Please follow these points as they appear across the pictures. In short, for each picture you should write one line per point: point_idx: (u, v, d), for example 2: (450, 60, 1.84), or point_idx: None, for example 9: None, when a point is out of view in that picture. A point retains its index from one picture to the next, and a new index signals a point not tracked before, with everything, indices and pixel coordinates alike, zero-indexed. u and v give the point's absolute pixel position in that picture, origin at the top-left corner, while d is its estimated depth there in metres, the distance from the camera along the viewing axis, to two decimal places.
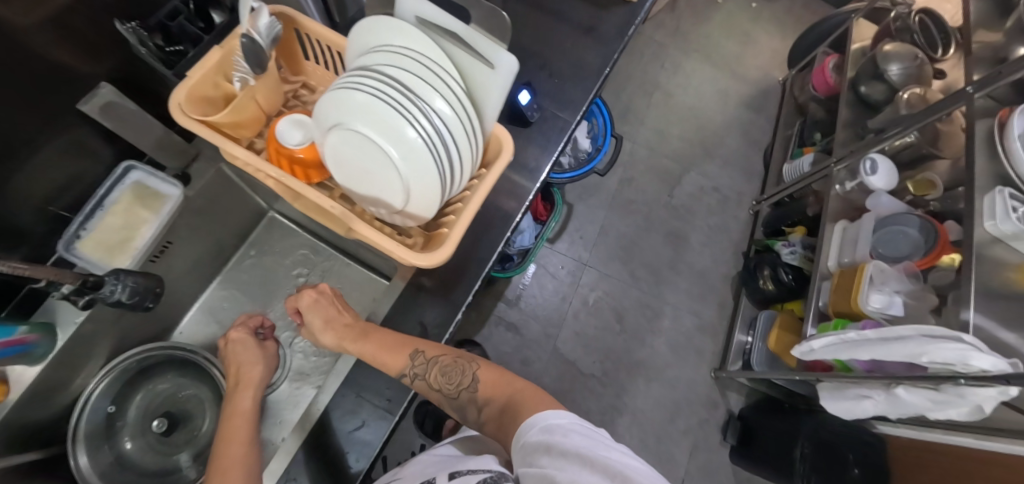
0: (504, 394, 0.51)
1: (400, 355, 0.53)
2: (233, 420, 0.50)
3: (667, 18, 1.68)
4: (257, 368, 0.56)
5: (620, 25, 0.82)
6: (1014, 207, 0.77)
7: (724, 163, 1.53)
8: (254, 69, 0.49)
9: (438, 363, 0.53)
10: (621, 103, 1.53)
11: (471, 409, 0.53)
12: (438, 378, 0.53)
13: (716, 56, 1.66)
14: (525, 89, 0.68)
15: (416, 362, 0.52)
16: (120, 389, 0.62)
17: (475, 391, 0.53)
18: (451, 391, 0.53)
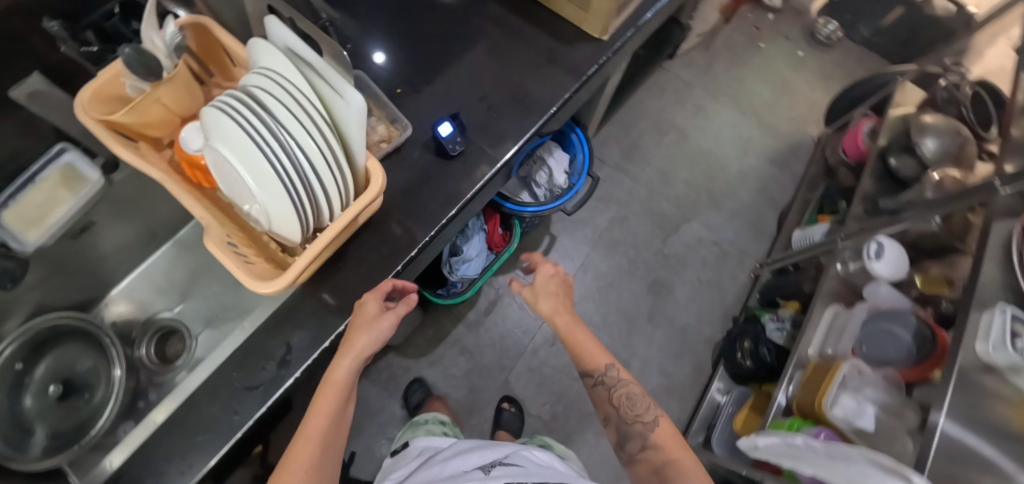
0: (672, 449, 0.61)
1: (601, 360, 0.68)
2: (327, 386, 0.56)
3: (700, 56, 1.58)
4: (362, 341, 0.56)
5: (580, 65, 0.78)
6: (1015, 333, 0.64)
7: (730, 217, 1.41)
8: (146, 76, 0.51)
9: (626, 390, 0.67)
10: (629, 138, 1.46)
11: (633, 443, 0.64)
12: (621, 401, 0.67)
13: (746, 102, 1.55)
14: (446, 121, 0.68)
15: (609, 378, 0.68)
16: (34, 349, 0.69)
17: (648, 430, 0.64)
18: (629, 416, 0.66)
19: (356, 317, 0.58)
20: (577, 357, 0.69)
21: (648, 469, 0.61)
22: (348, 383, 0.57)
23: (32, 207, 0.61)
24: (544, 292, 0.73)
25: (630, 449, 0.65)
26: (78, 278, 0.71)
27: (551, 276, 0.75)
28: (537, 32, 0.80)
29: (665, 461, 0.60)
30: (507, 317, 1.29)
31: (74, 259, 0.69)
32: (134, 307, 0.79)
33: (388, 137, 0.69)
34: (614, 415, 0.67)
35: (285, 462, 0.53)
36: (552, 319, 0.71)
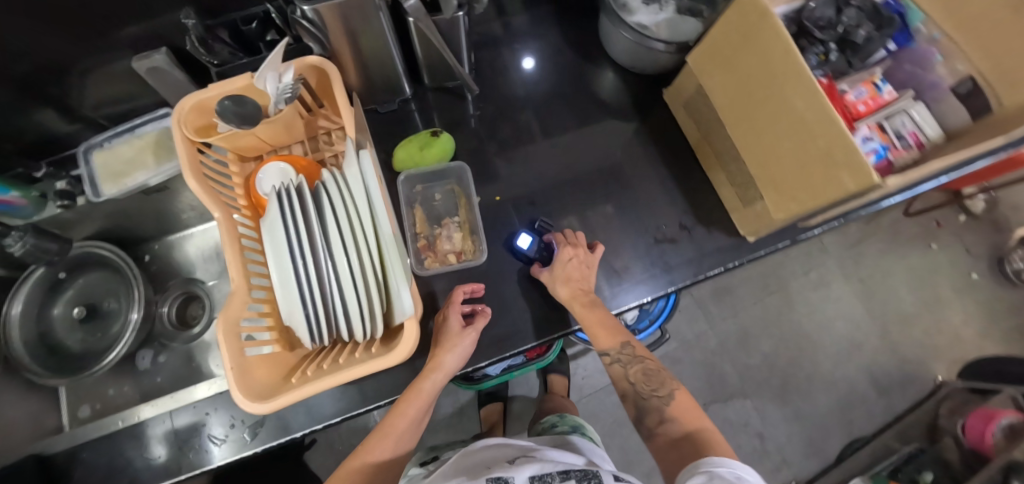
0: (693, 420, 0.54)
1: (617, 338, 0.59)
2: (412, 395, 0.53)
3: (855, 225, 1.35)
4: (449, 361, 0.54)
5: (704, 253, 0.66)
6: None
7: (791, 417, 1.23)
8: (241, 124, 0.47)
9: (642, 364, 0.60)
10: (728, 278, 1.29)
11: (651, 416, 0.56)
12: (637, 375, 0.59)
13: (880, 302, 1.30)
14: (525, 233, 0.63)
15: (624, 354, 0.60)
16: (78, 264, 0.72)
17: (665, 404, 0.56)
18: (645, 389, 0.58)
19: (440, 338, 0.56)
20: (590, 336, 0.58)
21: (665, 444, 0.53)
22: (430, 397, 0.54)
23: (121, 162, 0.63)
24: (563, 276, 0.58)
25: (647, 424, 0.56)
26: (142, 222, 0.73)
27: (574, 258, 0.60)
28: (677, 197, 0.68)
29: (685, 434, 0.53)
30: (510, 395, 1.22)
31: (143, 209, 0.70)
32: (176, 259, 0.80)
33: (460, 250, 0.63)
34: (630, 393, 0.59)
35: (362, 454, 0.52)
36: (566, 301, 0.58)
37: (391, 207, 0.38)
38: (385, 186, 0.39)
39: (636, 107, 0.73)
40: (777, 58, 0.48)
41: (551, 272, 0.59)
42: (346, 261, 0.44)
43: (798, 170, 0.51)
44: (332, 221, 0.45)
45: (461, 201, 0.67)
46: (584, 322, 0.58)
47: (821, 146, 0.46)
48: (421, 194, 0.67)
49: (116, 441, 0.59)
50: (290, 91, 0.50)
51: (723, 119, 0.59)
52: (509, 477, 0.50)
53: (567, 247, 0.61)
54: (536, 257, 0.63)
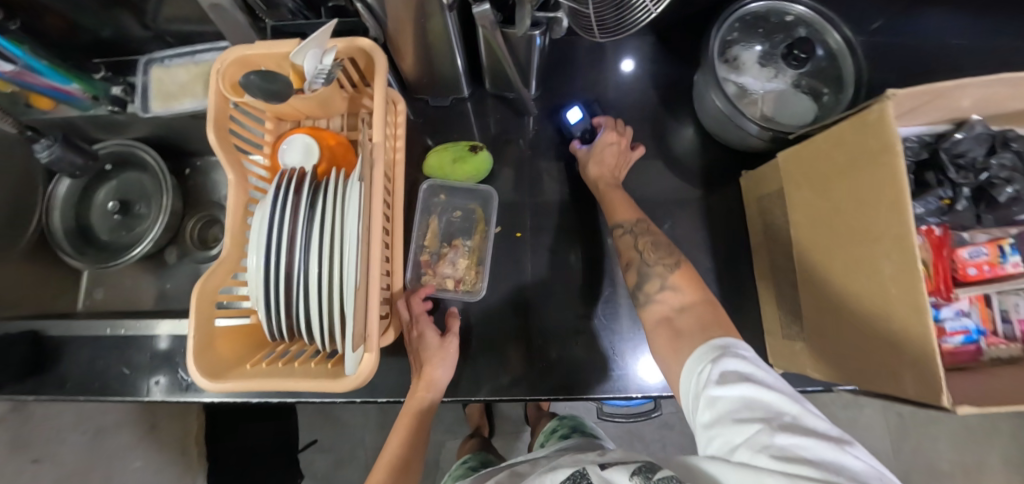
0: (696, 291, 0.48)
1: (629, 209, 0.57)
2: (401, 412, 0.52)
3: None
4: (439, 373, 0.53)
5: None
6: None
7: None
8: (269, 97, 0.45)
9: (653, 236, 0.55)
10: None
11: (651, 283, 0.51)
12: (646, 245, 0.54)
13: (913, 447, 1.15)
14: (573, 108, 0.64)
15: (638, 227, 0.56)
16: (124, 161, 0.75)
17: (666, 274, 0.51)
18: (651, 257, 0.52)
19: (417, 354, 0.55)
20: (605, 209, 0.58)
21: (667, 335, 0.45)
22: (421, 413, 0.53)
23: (173, 84, 0.63)
24: (596, 155, 0.60)
25: (645, 289, 0.51)
26: (187, 139, 0.74)
27: (613, 136, 0.61)
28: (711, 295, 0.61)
29: (686, 304, 0.47)
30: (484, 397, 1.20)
31: (190, 130, 0.71)
32: (212, 180, 0.81)
33: (462, 281, 0.62)
34: (636, 260, 0.53)
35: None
36: (594, 179, 0.60)
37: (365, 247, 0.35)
38: (364, 218, 0.36)
39: (704, 179, 0.64)
40: (881, 205, 0.39)
41: (586, 150, 0.61)
42: (319, 277, 0.42)
43: (853, 340, 0.43)
44: (321, 230, 0.43)
45: (476, 224, 0.65)
46: (604, 200, 0.59)
47: (893, 330, 0.38)
48: (442, 203, 0.66)
49: (103, 343, 0.62)
50: (327, 74, 0.47)
51: (793, 239, 0.51)
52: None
53: (605, 129, 0.61)
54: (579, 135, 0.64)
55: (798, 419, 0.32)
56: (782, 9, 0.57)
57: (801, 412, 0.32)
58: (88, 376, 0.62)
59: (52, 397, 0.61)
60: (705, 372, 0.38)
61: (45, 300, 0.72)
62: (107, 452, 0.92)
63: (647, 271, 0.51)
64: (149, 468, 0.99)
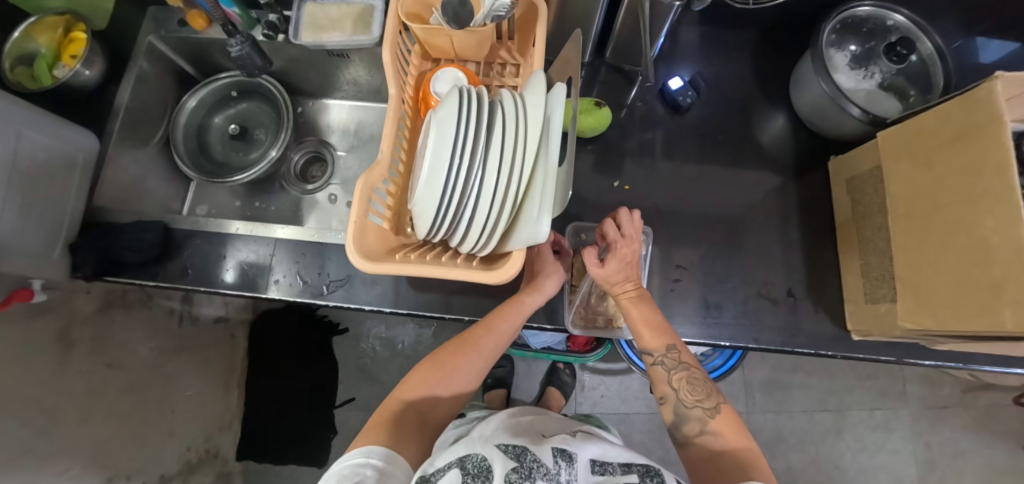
0: (735, 438, 0.52)
1: (662, 338, 0.55)
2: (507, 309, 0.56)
3: (950, 388, 1.19)
4: (547, 286, 0.58)
5: (797, 325, 0.63)
6: None
7: None
8: (449, 23, 0.53)
9: (686, 371, 0.56)
10: (786, 375, 1.20)
11: (690, 425, 0.54)
12: (680, 383, 0.56)
13: (938, 477, 1.15)
14: (676, 77, 0.70)
15: (668, 357, 0.56)
16: (246, 89, 0.82)
17: (707, 416, 0.54)
18: (689, 399, 0.55)
19: (535, 265, 0.61)
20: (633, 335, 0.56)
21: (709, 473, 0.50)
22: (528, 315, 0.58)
23: (325, 19, 0.70)
24: (612, 277, 0.55)
25: (685, 431, 0.55)
26: (313, 78, 0.81)
27: (623, 256, 0.55)
28: (795, 263, 0.66)
29: (726, 452, 0.51)
30: (515, 376, 1.17)
31: (321, 66, 0.78)
32: (321, 121, 0.87)
33: (585, 316, 0.66)
34: (671, 398, 0.56)
35: (473, 342, 0.56)
36: (613, 295, 0.57)
37: (566, 148, 0.40)
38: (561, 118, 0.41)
39: (795, 161, 0.70)
40: (985, 168, 0.45)
41: (603, 270, 0.55)
42: (488, 175, 0.45)
43: (950, 293, 0.48)
44: (496, 133, 0.46)
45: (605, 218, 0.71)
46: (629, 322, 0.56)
47: (993, 275, 0.44)
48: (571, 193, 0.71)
49: (231, 240, 0.68)
50: (501, 12, 0.54)
51: (889, 209, 0.56)
52: (573, 451, 0.45)
53: (623, 245, 0.55)
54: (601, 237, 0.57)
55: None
56: (883, 16, 0.65)
57: None
58: (210, 268, 0.67)
59: (173, 284, 0.66)
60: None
61: (159, 204, 0.77)
62: (168, 371, 0.94)
63: (688, 414, 0.54)
64: (196, 398, 1.01)
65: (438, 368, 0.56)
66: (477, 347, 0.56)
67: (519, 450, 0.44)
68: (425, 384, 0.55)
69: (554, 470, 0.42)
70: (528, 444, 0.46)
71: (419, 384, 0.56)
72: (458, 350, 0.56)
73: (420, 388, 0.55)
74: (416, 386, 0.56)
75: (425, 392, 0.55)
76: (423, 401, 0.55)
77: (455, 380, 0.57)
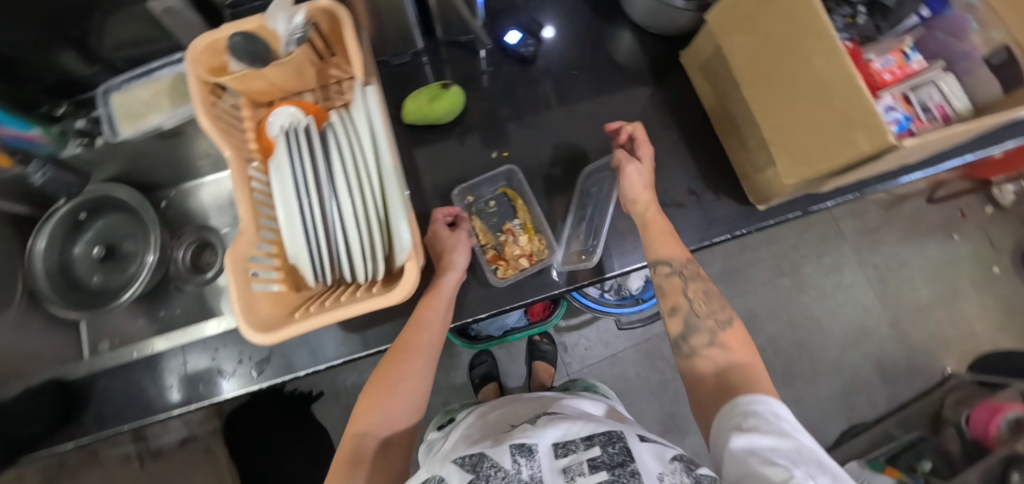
0: (743, 351, 0.51)
1: (678, 251, 0.56)
2: (430, 295, 0.55)
3: (874, 212, 1.29)
4: (458, 257, 0.57)
5: (710, 218, 0.66)
6: None
7: (793, 400, 1.19)
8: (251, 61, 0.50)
9: (702, 284, 0.56)
10: (738, 258, 1.26)
11: (699, 337, 0.52)
12: (696, 294, 0.55)
13: (892, 291, 1.25)
14: (512, 31, 0.69)
15: (687, 267, 0.55)
16: (96, 206, 0.75)
17: (718, 329, 0.52)
18: (702, 311, 0.53)
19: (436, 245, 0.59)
20: (653, 242, 0.57)
21: (712, 385, 0.49)
22: (450, 294, 0.57)
23: (137, 103, 0.65)
24: (642, 182, 0.60)
25: (693, 343, 0.52)
26: (160, 168, 0.75)
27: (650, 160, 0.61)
28: (686, 162, 0.68)
29: (735, 365, 0.49)
30: (499, 365, 1.16)
31: (160, 152, 0.72)
32: (192, 206, 0.81)
33: (500, 255, 0.65)
34: (684, 308, 0.54)
35: (405, 345, 0.53)
36: (634, 201, 0.59)
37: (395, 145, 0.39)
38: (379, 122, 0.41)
39: (652, 69, 0.72)
40: (795, 14, 0.47)
41: (639, 165, 0.60)
42: (344, 203, 0.43)
43: (813, 134, 0.50)
44: (335, 159, 0.44)
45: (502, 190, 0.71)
46: (648, 223, 0.58)
47: (837, 107, 0.46)
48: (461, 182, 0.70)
49: (144, 364, 0.64)
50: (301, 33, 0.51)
51: (740, 81, 0.58)
52: (534, 443, 0.44)
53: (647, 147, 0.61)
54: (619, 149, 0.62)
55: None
56: None
57: None
58: (132, 401, 0.63)
59: (100, 433, 0.62)
60: (783, 450, 0.37)
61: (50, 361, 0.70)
62: None
63: (699, 325, 0.53)
64: None
65: (378, 386, 0.52)
66: (412, 347, 0.53)
67: (477, 459, 0.43)
68: (372, 411, 0.51)
69: (514, 470, 0.41)
70: (487, 448, 0.45)
71: (369, 414, 0.51)
72: (394, 360, 0.53)
73: (371, 417, 0.51)
74: (368, 417, 0.51)
75: (380, 419, 0.51)
76: (380, 426, 0.51)
77: (404, 391, 0.52)
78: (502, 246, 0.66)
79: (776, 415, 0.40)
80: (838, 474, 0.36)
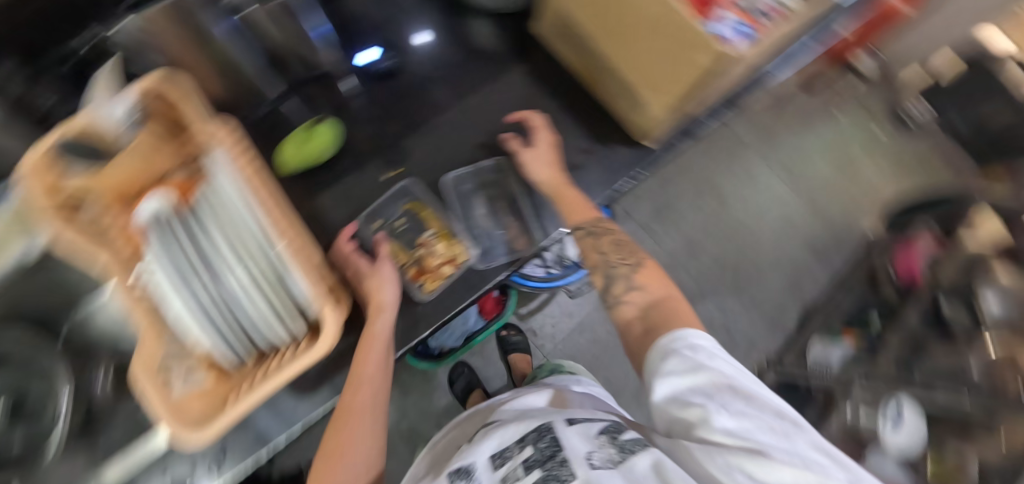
0: (658, 289, 0.53)
1: (586, 213, 0.60)
2: (366, 343, 0.54)
3: (764, 115, 1.40)
4: (386, 295, 0.57)
5: (607, 169, 0.69)
6: None
7: (751, 304, 1.27)
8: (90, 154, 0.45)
9: (613, 237, 0.59)
10: (662, 194, 1.32)
11: (617, 285, 0.54)
12: (608, 246, 0.58)
13: (800, 178, 1.36)
14: (366, 49, 0.70)
15: (597, 225, 0.59)
16: None
17: (632, 273, 0.55)
18: (615, 259, 0.56)
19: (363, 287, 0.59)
20: (564, 210, 0.61)
21: (640, 329, 0.49)
22: (386, 338, 0.55)
23: None
24: (543, 161, 0.65)
25: (613, 292, 0.54)
26: None
27: (546, 139, 0.67)
28: (570, 124, 0.71)
29: (654, 302, 0.51)
30: (478, 370, 1.16)
31: None
32: None
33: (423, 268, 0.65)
34: (599, 262, 0.57)
35: (349, 403, 0.51)
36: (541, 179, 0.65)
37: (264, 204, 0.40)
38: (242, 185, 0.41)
39: (511, 48, 0.74)
40: None
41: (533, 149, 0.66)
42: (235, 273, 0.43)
43: (667, 64, 0.53)
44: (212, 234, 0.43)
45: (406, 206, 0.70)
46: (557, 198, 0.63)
47: (676, 35, 0.48)
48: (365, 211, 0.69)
49: None
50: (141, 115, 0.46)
51: (590, 35, 0.60)
52: (472, 463, 0.49)
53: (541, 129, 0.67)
54: (513, 139, 0.69)
55: (810, 427, 0.37)
56: None
57: (777, 443, 0.35)
58: None
59: None
60: (696, 390, 0.40)
61: None
62: None
63: (616, 272, 0.55)
64: None
65: (328, 457, 0.50)
66: (356, 405, 0.51)
67: None
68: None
69: None
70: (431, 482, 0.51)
71: None
72: (342, 423, 0.51)
73: None
74: None
75: None
76: None
77: (358, 452, 0.50)
78: (421, 260, 0.66)
79: (693, 349, 0.42)
80: (749, 396, 0.38)
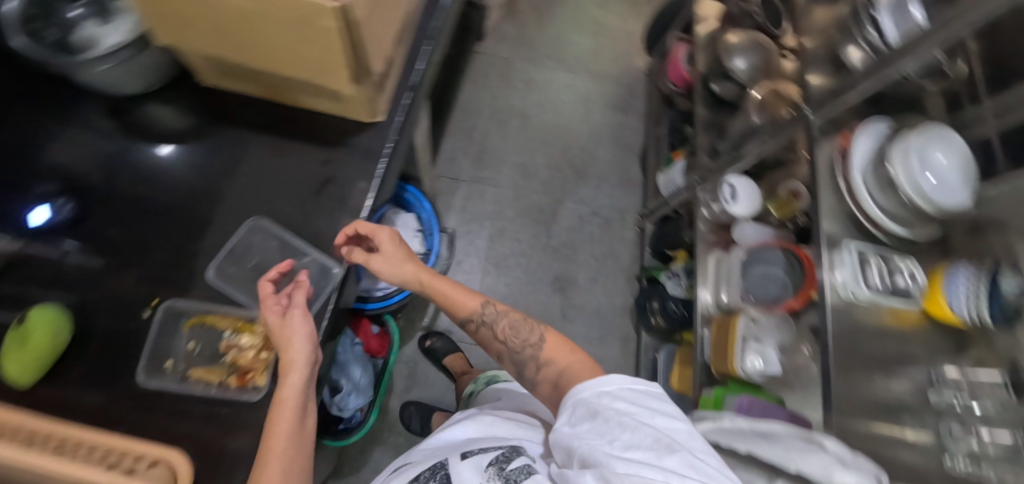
0: (564, 357, 0.57)
1: (473, 302, 0.67)
2: (278, 410, 0.51)
3: (509, 27, 1.47)
4: (292, 354, 0.52)
5: (359, 162, 0.68)
6: (868, 266, 0.65)
7: (600, 181, 1.37)
8: None
9: (508, 319, 0.64)
10: (473, 142, 1.34)
11: (530, 366, 0.60)
12: (505, 332, 0.63)
13: (569, 59, 1.47)
14: (36, 208, 0.61)
15: (488, 313, 0.65)
16: None
17: (537, 349, 0.60)
18: (516, 345, 0.61)
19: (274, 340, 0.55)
20: (451, 304, 0.68)
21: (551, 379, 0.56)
22: (299, 401, 0.52)
23: None
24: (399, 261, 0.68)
25: (530, 376, 0.60)
26: None
27: (389, 240, 0.67)
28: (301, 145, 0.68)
29: (560, 370, 0.56)
30: (423, 397, 1.13)
31: None
32: None
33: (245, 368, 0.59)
34: (505, 352, 0.63)
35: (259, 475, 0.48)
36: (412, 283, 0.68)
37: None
38: None
39: (196, 114, 0.68)
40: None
41: (381, 259, 0.67)
42: None
43: (313, 47, 0.50)
44: None
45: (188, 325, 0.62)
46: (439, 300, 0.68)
47: (292, 17, 0.45)
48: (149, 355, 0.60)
49: None
50: None
51: (242, 57, 0.55)
52: None
53: (381, 232, 0.66)
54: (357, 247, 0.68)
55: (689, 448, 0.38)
56: None
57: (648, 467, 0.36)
58: None
59: None
60: (594, 432, 0.42)
61: None
62: None
63: (523, 358, 0.60)
64: None
65: None
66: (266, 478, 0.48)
67: None
68: None
69: None
70: None
71: None
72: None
73: None
74: None
75: None
76: None
77: None
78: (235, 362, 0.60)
79: (602, 396, 0.45)
80: (639, 427, 0.40)
